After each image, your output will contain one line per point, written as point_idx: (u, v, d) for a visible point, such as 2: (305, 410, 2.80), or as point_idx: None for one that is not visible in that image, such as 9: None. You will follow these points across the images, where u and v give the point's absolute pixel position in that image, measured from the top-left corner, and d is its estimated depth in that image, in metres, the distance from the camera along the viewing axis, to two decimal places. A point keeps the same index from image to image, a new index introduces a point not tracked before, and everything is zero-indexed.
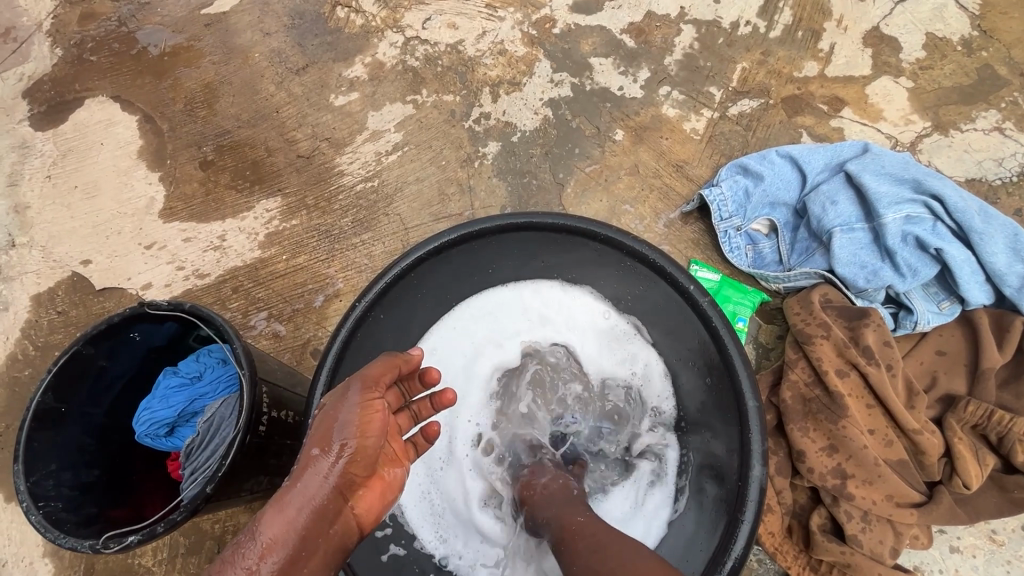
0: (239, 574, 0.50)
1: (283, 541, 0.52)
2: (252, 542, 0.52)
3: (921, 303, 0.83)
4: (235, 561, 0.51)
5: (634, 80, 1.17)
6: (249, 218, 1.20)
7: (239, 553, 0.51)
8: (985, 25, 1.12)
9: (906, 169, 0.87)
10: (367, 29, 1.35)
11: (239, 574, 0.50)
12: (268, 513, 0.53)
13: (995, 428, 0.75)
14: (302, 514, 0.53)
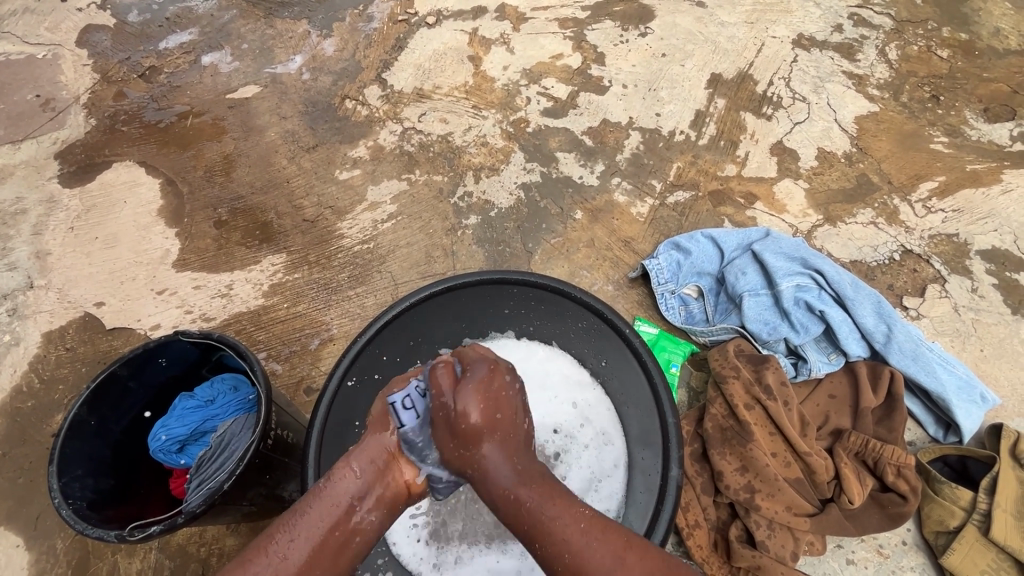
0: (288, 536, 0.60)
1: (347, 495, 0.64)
2: (329, 483, 0.64)
3: (813, 354, 1.03)
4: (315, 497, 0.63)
5: (592, 171, 1.44)
6: (256, 270, 1.37)
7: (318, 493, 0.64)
8: (861, 144, 1.44)
9: (797, 251, 1.12)
10: (371, 119, 1.62)
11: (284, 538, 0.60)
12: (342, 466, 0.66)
13: (871, 454, 0.94)
14: (369, 469, 0.66)
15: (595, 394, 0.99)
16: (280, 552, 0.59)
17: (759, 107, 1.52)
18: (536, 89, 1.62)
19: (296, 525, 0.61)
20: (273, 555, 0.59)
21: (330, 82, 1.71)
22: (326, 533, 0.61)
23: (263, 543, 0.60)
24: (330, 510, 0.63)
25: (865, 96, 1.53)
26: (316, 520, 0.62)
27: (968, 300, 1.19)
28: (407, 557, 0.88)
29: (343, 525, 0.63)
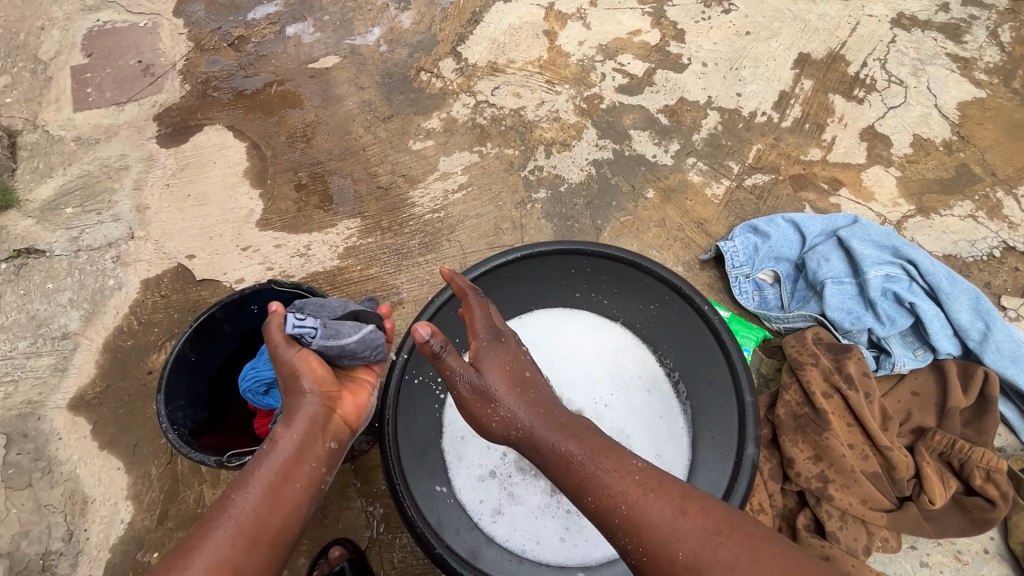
0: (243, 494, 0.72)
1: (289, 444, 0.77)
2: (271, 446, 0.76)
3: (898, 347, 0.98)
4: (264, 456, 0.76)
5: (666, 150, 1.41)
6: (332, 233, 1.43)
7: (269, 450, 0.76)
8: (963, 132, 1.34)
9: (888, 239, 1.06)
10: (445, 91, 1.65)
11: (242, 495, 0.71)
12: (285, 428, 0.78)
13: (957, 455, 0.89)
14: (305, 429, 0.79)
15: (669, 393, 1.00)
16: (234, 512, 0.70)
17: (850, 89, 1.44)
18: (611, 65, 1.60)
19: (242, 488, 0.72)
20: (231, 517, 0.69)
21: (406, 54, 1.75)
22: (268, 489, 0.73)
23: (225, 499, 0.71)
24: (272, 470, 0.74)
25: (971, 81, 1.41)
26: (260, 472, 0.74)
27: None
28: (468, 493, 0.92)
29: (281, 480, 0.74)
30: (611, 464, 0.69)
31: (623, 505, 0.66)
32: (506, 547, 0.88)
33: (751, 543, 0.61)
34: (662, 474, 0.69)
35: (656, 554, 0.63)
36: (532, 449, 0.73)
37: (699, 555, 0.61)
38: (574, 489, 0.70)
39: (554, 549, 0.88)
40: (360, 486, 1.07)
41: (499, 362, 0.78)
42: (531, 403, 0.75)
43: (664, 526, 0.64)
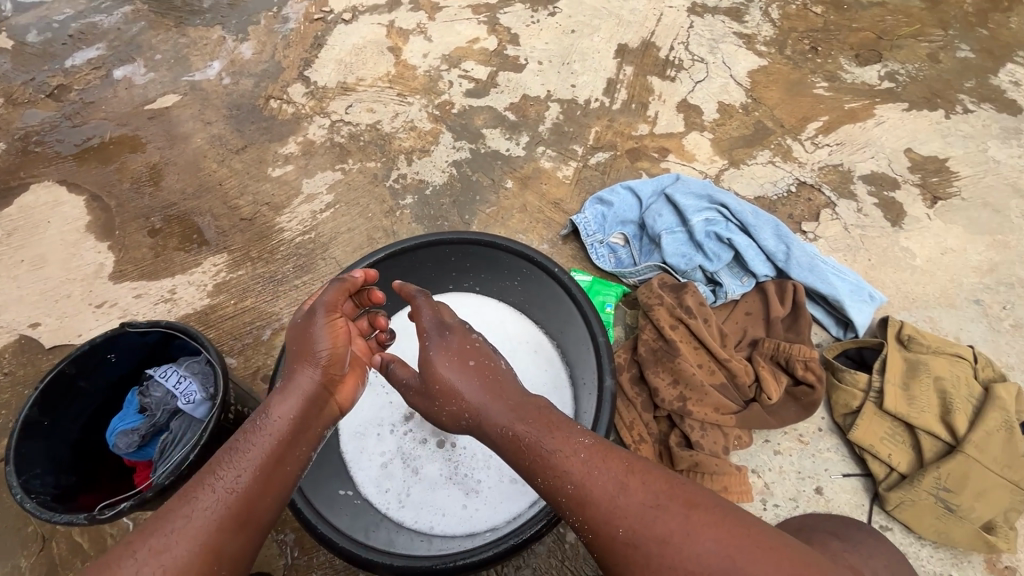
0: (231, 470, 0.67)
1: (286, 420, 0.74)
2: (264, 420, 0.73)
3: (727, 278, 1.16)
4: (257, 430, 0.72)
5: (517, 143, 1.52)
6: (198, 272, 1.37)
7: (257, 425, 0.73)
8: (755, 94, 1.59)
9: (704, 189, 1.24)
10: (298, 115, 1.65)
11: (229, 471, 0.67)
12: (276, 403, 0.75)
13: (783, 356, 1.07)
14: (301, 403, 0.76)
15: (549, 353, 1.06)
16: (224, 487, 0.66)
17: (663, 70, 1.65)
18: (456, 72, 1.69)
19: (233, 461, 0.69)
20: (218, 491, 0.65)
21: (252, 85, 1.73)
22: (257, 463, 0.69)
23: (206, 478, 0.67)
24: (264, 446, 0.71)
25: (755, 53, 1.68)
26: (250, 443, 0.71)
27: (855, 219, 1.34)
28: (373, 488, 0.95)
29: (270, 461, 0.70)
30: (560, 440, 0.72)
31: (569, 485, 0.68)
32: (411, 528, 0.91)
33: (691, 508, 0.62)
34: (608, 445, 0.70)
35: (598, 531, 0.65)
36: (487, 432, 0.78)
37: (639, 530, 0.62)
38: (525, 467, 0.73)
39: (461, 521, 0.91)
40: None
41: (451, 355, 0.83)
42: (488, 388, 0.80)
43: (605, 502, 0.66)
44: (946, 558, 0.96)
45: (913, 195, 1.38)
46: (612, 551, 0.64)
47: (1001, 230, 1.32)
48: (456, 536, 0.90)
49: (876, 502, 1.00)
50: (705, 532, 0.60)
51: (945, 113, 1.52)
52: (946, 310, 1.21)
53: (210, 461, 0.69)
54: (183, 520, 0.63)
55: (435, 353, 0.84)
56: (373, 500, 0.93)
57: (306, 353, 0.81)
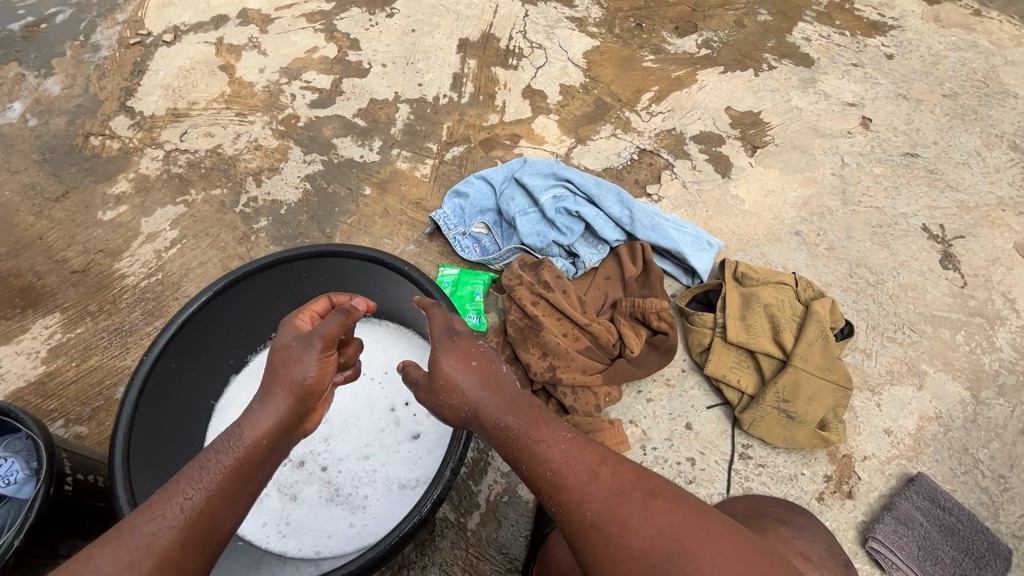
0: (197, 486, 0.66)
1: (258, 440, 0.73)
2: (238, 436, 0.73)
3: (583, 249, 1.22)
4: (226, 448, 0.71)
5: (371, 148, 1.50)
6: (27, 339, 1.22)
7: (228, 442, 0.72)
8: (592, 73, 1.68)
9: (549, 168, 1.30)
10: (126, 150, 1.51)
11: (195, 487, 0.66)
12: (252, 418, 0.75)
13: (639, 310, 1.15)
14: (276, 423, 0.76)
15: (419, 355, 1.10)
16: (190, 504, 0.65)
17: (505, 60, 1.70)
18: (298, 84, 1.63)
19: (203, 478, 0.67)
20: (184, 508, 0.64)
21: (66, 123, 1.56)
22: (227, 481, 0.68)
23: (169, 491, 0.66)
24: (233, 463, 0.70)
25: (588, 34, 1.78)
26: (225, 460, 0.70)
27: (691, 176, 1.47)
28: (255, 528, 0.96)
29: (239, 481, 0.70)
30: (542, 431, 0.72)
31: (547, 471, 0.69)
32: (297, 557, 0.93)
33: (654, 498, 0.63)
34: (588, 442, 0.71)
35: (567, 513, 0.65)
36: (481, 426, 0.77)
37: (604, 513, 0.64)
38: (510, 457, 0.73)
39: (347, 539, 0.94)
40: None
41: (464, 356, 0.80)
42: (498, 391, 0.77)
43: (579, 489, 0.66)
44: (798, 460, 1.09)
45: (736, 148, 1.54)
46: (577, 534, 0.65)
47: (809, 168, 1.51)
48: (337, 555, 0.92)
49: (736, 425, 1.12)
50: (662, 520, 0.61)
51: (754, 72, 1.70)
52: (774, 245, 1.36)
53: (178, 475, 0.68)
54: (144, 536, 0.62)
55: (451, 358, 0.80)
56: (253, 538, 0.95)
57: (287, 368, 0.78)
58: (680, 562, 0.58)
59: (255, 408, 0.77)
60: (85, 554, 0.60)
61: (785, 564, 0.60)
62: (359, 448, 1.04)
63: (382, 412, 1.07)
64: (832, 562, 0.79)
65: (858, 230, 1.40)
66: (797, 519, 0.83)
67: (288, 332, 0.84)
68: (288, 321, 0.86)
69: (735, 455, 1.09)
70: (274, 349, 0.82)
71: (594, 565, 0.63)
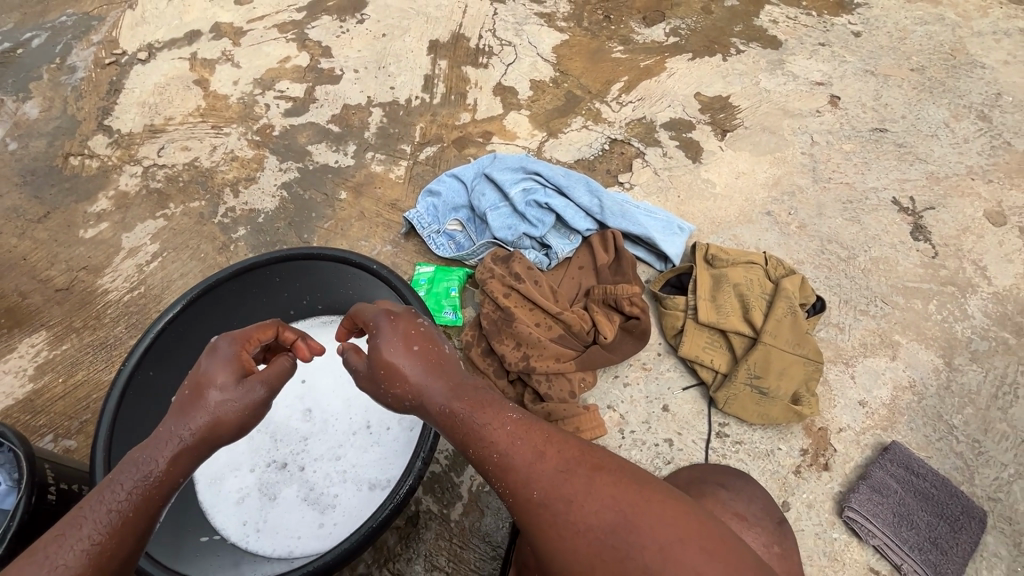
0: (91, 519, 0.63)
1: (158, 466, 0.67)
2: (137, 463, 0.67)
3: (554, 240, 1.24)
4: (123, 477, 0.66)
5: (345, 153, 1.52)
6: (14, 358, 1.24)
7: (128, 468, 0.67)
8: (562, 67, 1.70)
9: (518, 163, 1.31)
10: (105, 168, 1.54)
11: (88, 521, 0.63)
12: (156, 440, 0.69)
13: (611, 297, 1.17)
14: (180, 447, 0.69)
15: None
16: (85, 538, 0.63)
17: (476, 59, 1.71)
18: (272, 94, 1.65)
19: (100, 508, 0.64)
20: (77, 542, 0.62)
21: (45, 145, 1.59)
22: (127, 512, 0.65)
23: (69, 523, 0.63)
24: (131, 491, 0.66)
25: (557, 29, 1.79)
26: (126, 495, 0.65)
27: (662, 163, 1.49)
28: (237, 527, 0.98)
29: (137, 512, 0.65)
30: (488, 415, 0.71)
31: (495, 454, 0.69)
32: (276, 556, 0.95)
33: (597, 472, 0.65)
34: (533, 420, 0.71)
35: (515, 494, 0.67)
36: (428, 414, 0.75)
37: (550, 491, 0.65)
38: (457, 442, 0.72)
39: (325, 537, 0.97)
40: None
41: (405, 343, 0.76)
42: (442, 377, 0.75)
43: (525, 468, 0.67)
44: (774, 435, 1.10)
45: (706, 132, 1.55)
46: (528, 513, 0.66)
47: (779, 148, 1.52)
48: (315, 551, 0.95)
49: (712, 404, 1.13)
50: (606, 492, 0.64)
51: (723, 57, 1.72)
52: (745, 226, 1.38)
53: (83, 500, 0.65)
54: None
55: (392, 348, 0.76)
56: (236, 536, 0.98)
57: (225, 416, 0.72)
58: (623, 532, 0.61)
59: (165, 433, 0.69)
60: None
61: (722, 525, 0.64)
62: (333, 450, 1.07)
63: (362, 412, 1.10)
64: (768, 519, 0.84)
65: (829, 207, 1.42)
66: (736, 484, 0.88)
67: (227, 372, 0.74)
68: (233, 357, 0.76)
69: (712, 433, 1.11)
70: (207, 384, 0.73)
71: (544, 544, 0.65)
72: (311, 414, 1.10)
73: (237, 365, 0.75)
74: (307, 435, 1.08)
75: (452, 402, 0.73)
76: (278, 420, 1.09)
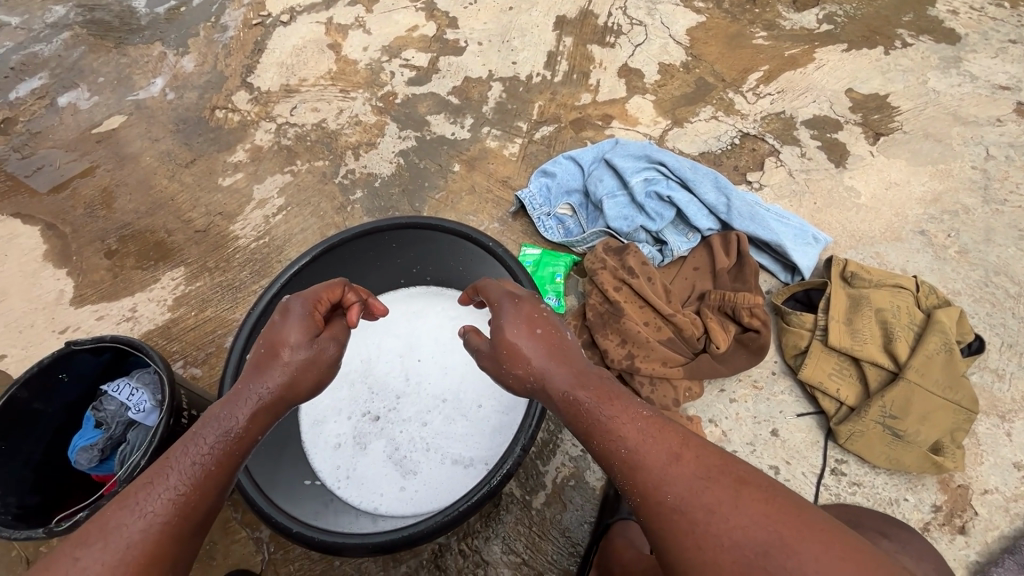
0: (177, 466, 0.65)
1: (237, 424, 0.70)
2: (217, 419, 0.70)
3: (671, 236, 1.17)
4: (206, 430, 0.69)
5: (462, 126, 1.52)
6: (157, 288, 1.38)
7: (210, 424, 0.70)
8: (695, 51, 1.58)
9: (642, 150, 1.25)
10: (244, 123, 1.65)
11: (175, 468, 0.65)
12: (236, 398, 0.72)
13: (729, 304, 1.08)
14: (257, 406, 0.72)
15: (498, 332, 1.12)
16: (171, 487, 0.63)
17: (603, 38, 1.64)
18: (397, 62, 1.68)
19: (187, 459, 0.66)
20: (163, 491, 0.63)
21: (196, 97, 1.73)
22: (210, 465, 0.66)
23: (155, 471, 0.65)
24: (215, 445, 0.68)
25: (693, 9, 1.67)
26: (209, 449, 0.67)
27: (799, 164, 1.35)
28: (329, 473, 1.02)
29: (219, 467, 0.67)
30: (617, 408, 0.69)
31: (623, 449, 0.66)
32: (362, 509, 0.98)
33: (743, 486, 0.60)
34: (666, 422, 0.68)
35: (647, 495, 0.63)
36: (548, 399, 0.74)
37: (688, 498, 0.61)
38: (579, 431, 0.70)
39: (411, 501, 0.98)
40: (242, 515, 1.06)
41: (528, 326, 0.77)
42: (568, 363, 0.74)
43: (659, 469, 0.63)
44: (901, 484, 0.98)
45: (855, 134, 1.38)
46: (658, 519, 0.62)
47: (944, 159, 1.32)
48: (400, 515, 0.97)
49: (830, 437, 1.03)
50: (754, 508, 0.58)
51: (885, 49, 1.52)
52: (892, 244, 1.22)
53: (170, 451, 0.67)
54: (132, 534, 0.60)
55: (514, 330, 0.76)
56: (328, 481, 1.01)
57: (299, 378, 0.77)
58: (776, 555, 0.55)
59: (245, 392, 0.73)
60: (72, 554, 0.58)
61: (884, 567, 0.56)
62: (422, 415, 1.07)
63: (459, 384, 1.09)
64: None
65: (1001, 233, 1.22)
66: (900, 534, 0.81)
67: (300, 334, 0.79)
68: (305, 318, 0.81)
69: (826, 469, 1.01)
70: (280, 345, 0.78)
71: (676, 554, 0.60)
72: (409, 376, 1.11)
73: (308, 328, 0.81)
74: (403, 397, 1.10)
75: (575, 390, 0.72)
76: (378, 377, 1.11)
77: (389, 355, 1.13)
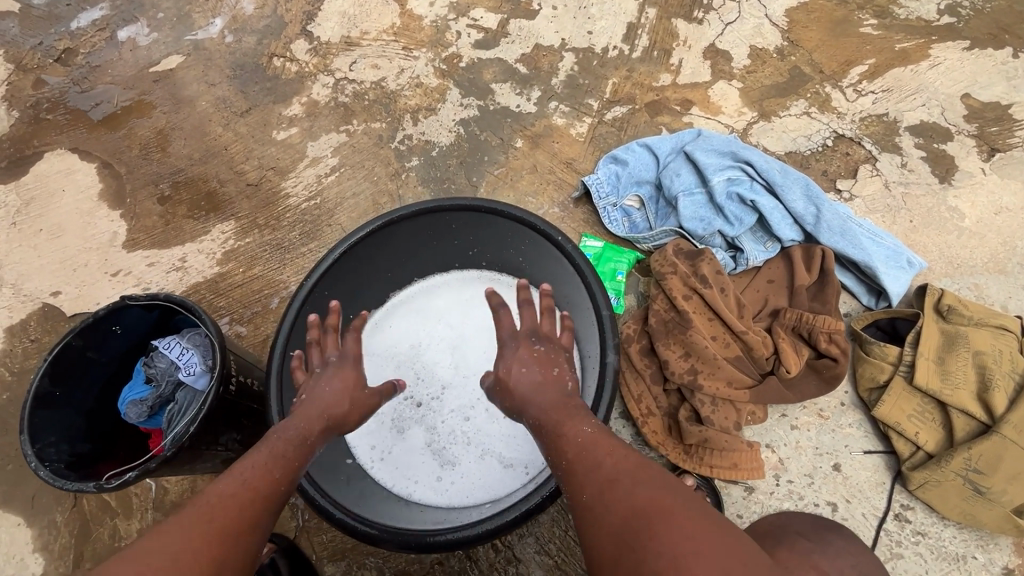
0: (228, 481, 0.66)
1: (280, 444, 0.73)
2: (265, 443, 0.73)
3: (748, 243, 1.08)
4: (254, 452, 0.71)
5: (528, 98, 1.43)
6: (207, 240, 1.36)
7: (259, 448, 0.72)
8: (793, 36, 1.43)
9: (727, 146, 1.14)
10: (302, 74, 1.59)
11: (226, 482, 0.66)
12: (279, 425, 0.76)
13: (805, 326, 1.00)
14: (298, 428, 0.76)
15: None
16: (223, 498, 0.64)
17: (690, 12, 1.49)
18: (465, 21, 1.58)
19: (240, 473, 0.67)
20: (216, 500, 0.63)
21: (255, 42, 1.67)
22: (263, 477, 0.68)
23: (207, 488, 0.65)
24: (262, 461, 0.70)
25: None
26: (257, 463, 0.69)
27: (898, 175, 1.22)
28: (366, 454, 1.00)
29: (273, 480, 0.68)
30: (568, 417, 0.72)
31: (563, 447, 0.69)
32: (397, 494, 0.96)
33: (649, 482, 0.61)
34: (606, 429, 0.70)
35: (567, 485, 0.66)
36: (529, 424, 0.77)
37: (597, 486, 0.63)
38: (537, 437, 0.74)
39: (450, 493, 0.97)
40: None
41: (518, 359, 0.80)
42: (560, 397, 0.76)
43: (579, 461, 0.66)
44: (971, 539, 0.92)
45: (967, 147, 1.24)
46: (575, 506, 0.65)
47: None
48: (435, 506, 0.95)
49: (898, 480, 0.96)
50: (650, 501, 0.59)
51: (1013, 52, 1.34)
52: (994, 277, 1.10)
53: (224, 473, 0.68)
54: (194, 534, 0.60)
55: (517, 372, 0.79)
56: (365, 460, 1.00)
57: (337, 401, 0.81)
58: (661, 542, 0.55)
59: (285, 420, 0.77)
60: (132, 553, 0.57)
61: None
62: (464, 408, 1.05)
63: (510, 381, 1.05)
64: None
65: None
66: None
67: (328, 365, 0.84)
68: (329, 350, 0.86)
69: (889, 513, 0.94)
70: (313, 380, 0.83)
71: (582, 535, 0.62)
72: (457, 363, 1.08)
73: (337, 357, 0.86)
74: (449, 385, 1.07)
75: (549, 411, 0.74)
76: (428, 361, 1.09)
77: (436, 340, 1.10)
